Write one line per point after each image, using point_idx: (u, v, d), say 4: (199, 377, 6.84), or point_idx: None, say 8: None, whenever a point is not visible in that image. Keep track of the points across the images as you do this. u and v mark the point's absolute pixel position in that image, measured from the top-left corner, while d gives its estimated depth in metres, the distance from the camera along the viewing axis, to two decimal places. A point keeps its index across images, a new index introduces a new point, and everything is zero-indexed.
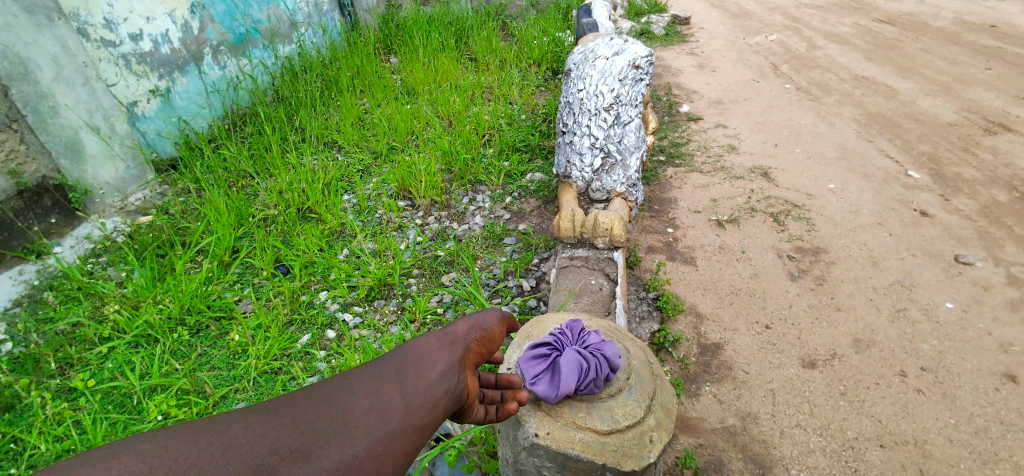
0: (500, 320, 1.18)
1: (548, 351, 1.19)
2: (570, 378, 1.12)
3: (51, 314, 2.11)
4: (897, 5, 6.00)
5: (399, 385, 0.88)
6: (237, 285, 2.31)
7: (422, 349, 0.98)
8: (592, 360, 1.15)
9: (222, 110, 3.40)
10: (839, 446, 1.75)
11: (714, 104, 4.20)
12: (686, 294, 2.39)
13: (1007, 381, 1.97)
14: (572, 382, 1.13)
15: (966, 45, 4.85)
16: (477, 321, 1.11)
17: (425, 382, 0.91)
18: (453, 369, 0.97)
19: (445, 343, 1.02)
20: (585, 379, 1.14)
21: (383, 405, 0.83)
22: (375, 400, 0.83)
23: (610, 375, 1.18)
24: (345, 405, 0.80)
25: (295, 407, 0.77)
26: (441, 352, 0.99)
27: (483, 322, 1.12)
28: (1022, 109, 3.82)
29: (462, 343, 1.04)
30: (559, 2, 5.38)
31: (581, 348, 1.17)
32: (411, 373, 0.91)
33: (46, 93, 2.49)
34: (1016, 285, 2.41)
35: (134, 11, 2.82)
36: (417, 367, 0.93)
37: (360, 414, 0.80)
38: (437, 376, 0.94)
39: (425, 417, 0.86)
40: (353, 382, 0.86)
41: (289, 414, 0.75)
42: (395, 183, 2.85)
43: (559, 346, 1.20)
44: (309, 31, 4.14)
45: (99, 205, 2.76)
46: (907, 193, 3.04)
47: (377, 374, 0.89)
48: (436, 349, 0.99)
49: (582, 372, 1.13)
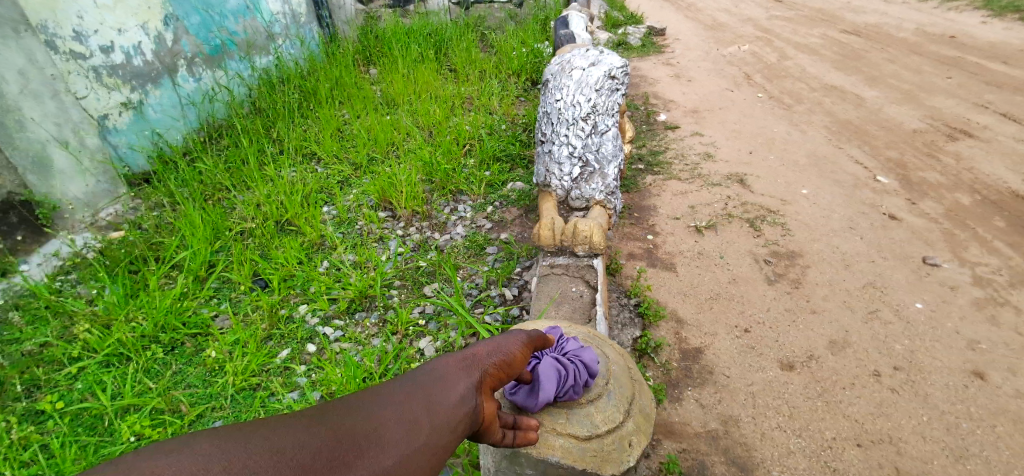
0: (523, 340, 1.08)
1: (527, 360, 1.17)
2: (553, 384, 1.11)
3: (17, 336, 2.02)
4: (862, 17, 6.25)
5: (427, 400, 0.81)
6: (213, 300, 2.26)
7: (446, 364, 0.89)
8: (572, 365, 1.16)
9: (197, 122, 3.34)
10: (818, 446, 1.79)
11: (691, 113, 4.30)
12: (667, 300, 2.43)
13: (976, 378, 2.05)
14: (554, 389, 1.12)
15: (928, 55, 5.08)
16: (500, 342, 1.02)
17: (450, 399, 0.83)
18: (475, 389, 0.88)
19: (468, 362, 0.92)
20: (565, 385, 1.14)
21: (411, 419, 0.76)
22: (401, 414, 0.76)
23: (587, 381, 1.20)
24: (374, 416, 0.73)
25: (328, 411, 0.70)
26: (464, 369, 0.90)
27: (506, 342, 1.03)
28: (981, 116, 4.00)
29: (484, 363, 0.94)
30: (538, 14, 5.46)
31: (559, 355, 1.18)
32: (437, 387, 0.84)
33: (13, 106, 2.39)
34: (981, 285, 2.51)
35: (105, 23, 2.78)
36: (442, 381, 0.85)
37: (388, 427, 0.73)
38: (461, 396, 0.85)
39: (447, 438, 0.79)
40: (382, 391, 0.78)
41: (321, 418, 0.68)
42: (376, 194, 2.84)
43: (538, 354, 1.18)
44: (287, 42, 4.12)
45: (68, 221, 2.67)
46: (876, 198, 3.16)
47: (405, 385, 0.81)
48: (462, 366, 0.91)
49: (563, 378, 1.14)
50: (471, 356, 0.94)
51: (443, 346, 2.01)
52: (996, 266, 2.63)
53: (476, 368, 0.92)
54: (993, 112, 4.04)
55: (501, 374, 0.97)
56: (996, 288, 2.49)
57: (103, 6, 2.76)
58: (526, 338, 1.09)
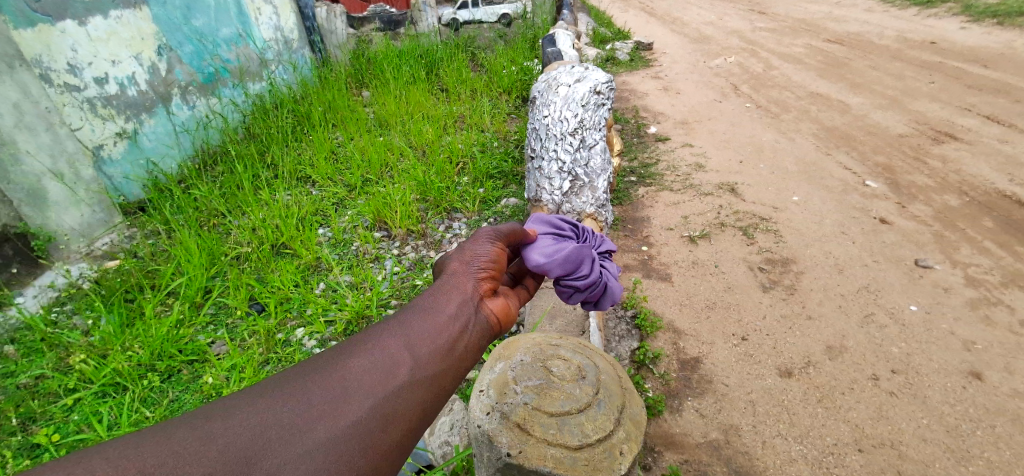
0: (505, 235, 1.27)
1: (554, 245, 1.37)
2: (571, 263, 1.37)
3: (11, 368, 2.01)
4: (844, 26, 6.40)
5: (408, 343, 0.95)
6: (210, 326, 2.26)
7: (447, 279, 1.13)
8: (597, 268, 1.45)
9: (191, 150, 3.38)
10: (820, 453, 1.79)
11: (680, 124, 4.37)
12: (664, 310, 2.44)
13: (973, 379, 2.06)
14: (568, 267, 1.35)
15: (909, 61, 5.20)
16: (482, 244, 1.19)
17: (432, 336, 0.99)
18: (470, 302, 1.10)
19: (461, 274, 1.14)
20: (579, 272, 1.40)
21: (394, 363, 0.91)
22: (385, 362, 0.91)
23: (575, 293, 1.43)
24: (359, 371, 0.88)
25: (322, 370, 0.86)
26: (459, 285, 1.12)
27: (487, 244, 1.19)
28: (964, 119, 4.08)
29: (476, 270, 1.15)
30: (527, 32, 5.56)
31: (590, 260, 1.45)
32: (419, 327, 0.99)
33: (7, 140, 2.39)
34: (973, 285, 2.54)
35: (99, 55, 2.83)
36: (417, 328, 0.99)
37: (372, 374, 0.88)
38: (440, 331, 1.01)
39: (434, 369, 0.95)
40: (369, 338, 0.94)
41: (316, 382, 0.84)
42: (370, 214, 2.85)
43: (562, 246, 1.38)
44: (280, 68, 4.21)
45: (63, 251, 2.66)
46: (866, 203, 3.20)
47: (389, 329, 0.97)
48: (449, 293, 1.09)
49: (583, 265, 1.41)
50: (464, 264, 1.16)
51: None
52: (987, 266, 2.66)
53: (469, 287, 1.13)
54: (976, 114, 4.13)
55: (495, 275, 1.19)
56: (988, 288, 2.52)
57: (97, 39, 2.81)
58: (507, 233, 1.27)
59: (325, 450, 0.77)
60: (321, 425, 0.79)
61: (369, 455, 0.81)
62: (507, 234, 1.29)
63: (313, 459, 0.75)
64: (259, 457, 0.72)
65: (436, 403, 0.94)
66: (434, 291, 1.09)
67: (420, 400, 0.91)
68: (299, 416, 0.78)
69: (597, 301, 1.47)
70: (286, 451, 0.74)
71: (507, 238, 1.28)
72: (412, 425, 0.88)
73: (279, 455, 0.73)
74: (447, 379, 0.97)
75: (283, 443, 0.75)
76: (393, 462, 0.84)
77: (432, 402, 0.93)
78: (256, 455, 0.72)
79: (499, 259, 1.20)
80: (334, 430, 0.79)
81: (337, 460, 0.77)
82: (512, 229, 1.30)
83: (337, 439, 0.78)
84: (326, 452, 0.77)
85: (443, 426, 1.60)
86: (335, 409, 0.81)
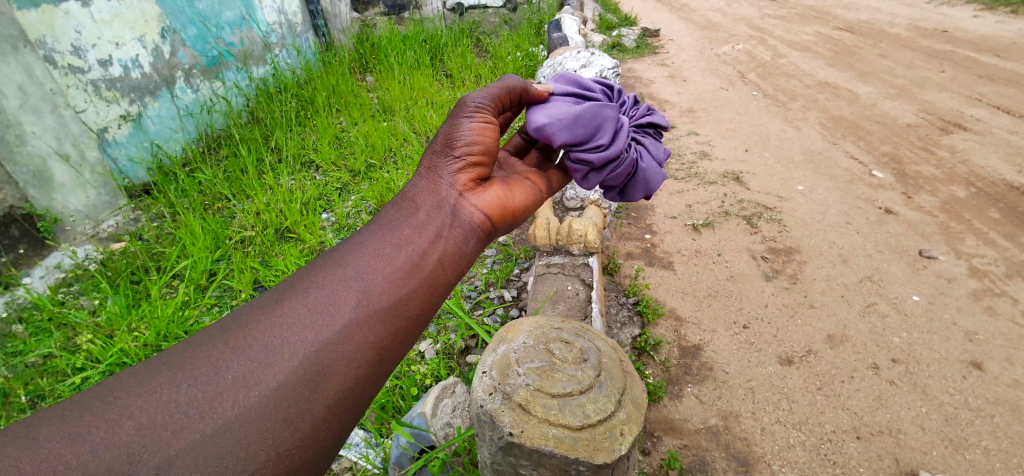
0: (491, 102, 1.15)
1: (562, 112, 1.24)
2: (583, 126, 1.22)
3: (21, 347, 2.04)
4: (854, 14, 6.30)
5: (353, 279, 0.83)
6: (215, 308, 2.27)
7: (422, 176, 1.06)
8: (622, 139, 1.28)
9: (196, 133, 3.39)
10: (818, 439, 1.81)
11: (686, 112, 4.33)
12: (666, 298, 2.44)
13: (974, 369, 2.06)
14: (578, 131, 1.22)
15: (920, 50, 5.12)
16: (460, 122, 1.10)
17: (384, 267, 0.86)
18: (442, 206, 1.01)
19: (437, 166, 1.06)
20: (597, 140, 1.24)
21: (335, 306, 0.79)
22: (330, 297, 0.80)
23: (588, 172, 1.27)
24: (299, 309, 0.78)
25: (244, 327, 0.75)
26: (430, 189, 1.03)
27: (466, 118, 1.11)
28: (974, 109, 4.03)
29: (452, 156, 1.06)
30: (532, 18, 5.49)
31: (613, 126, 1.28)
32: (368, 257, 0.87)
33: (12, 122, 2.40)
34: (978, 276, 2.53)
35: (103, 37, 2.81)
36: (371, 252, 0.88)
37: (306, 322, 0.76)
38: (397, 253, 0.89)
39: (391, 298, 0.84)
40: (308, 280, 0.82)
41: (236, 342, 0.73)
42: (374, 200, 2.83)
43: (571, 111, 1.23)
44: (284, 52, 4.19)
45: (69, 233, 2.69)
46: (872, 192, 3.18)
47: (331, 265, 0.84)
48: (412, 210, 0.98)
49: (603, 133, 1.25)
50: (441, 152, 1.07)
51: (443, 348, 2.00)
52: (992, 257, 2.64)
53: (442, 186, 1.04)
54: (986, 105, 4.07)
55: (479, 159, 1.10)
56: (992, 279, 2.51)
57: (101, 21, 2.79)
58: (492, 99, 1.15)
59: (243, 421, 0.67)
60: (239, 394, 0.68)
61: (304, 420, 0.70)
62: (496, 100, 1.17)
63: (228, 435, 0.65)
64: (155, 446, 0.62)
65: (395, 344, 0.83)
66: (396, 208, 0.98)
67: (378, 336, 0.80)
68: (210, 388, 0.68)
69: (616, 181, 1.31)
70: (192, 432, 0.64)
71: (497, 105, 1.18)
72: (361, 374, 0.77)
73: (182, 439, 0.63)
74: (405, 317, 0.85)
75: (188, 425, 0.64)
76: (340, 421, 0.75)
77: (389, 344, 0.82)
78: (179, 425, 0.64)
79: (482, 135, 1.11)
80: (255, 395, 0.69)
81: (261, 429, 0.67)
82: (501, 89, 1.18)
83: (260, 405, 0.68)
84: (246, 425, 0.67)
85: (444, 409, 1.60)
86: (258, 373, 0.70)
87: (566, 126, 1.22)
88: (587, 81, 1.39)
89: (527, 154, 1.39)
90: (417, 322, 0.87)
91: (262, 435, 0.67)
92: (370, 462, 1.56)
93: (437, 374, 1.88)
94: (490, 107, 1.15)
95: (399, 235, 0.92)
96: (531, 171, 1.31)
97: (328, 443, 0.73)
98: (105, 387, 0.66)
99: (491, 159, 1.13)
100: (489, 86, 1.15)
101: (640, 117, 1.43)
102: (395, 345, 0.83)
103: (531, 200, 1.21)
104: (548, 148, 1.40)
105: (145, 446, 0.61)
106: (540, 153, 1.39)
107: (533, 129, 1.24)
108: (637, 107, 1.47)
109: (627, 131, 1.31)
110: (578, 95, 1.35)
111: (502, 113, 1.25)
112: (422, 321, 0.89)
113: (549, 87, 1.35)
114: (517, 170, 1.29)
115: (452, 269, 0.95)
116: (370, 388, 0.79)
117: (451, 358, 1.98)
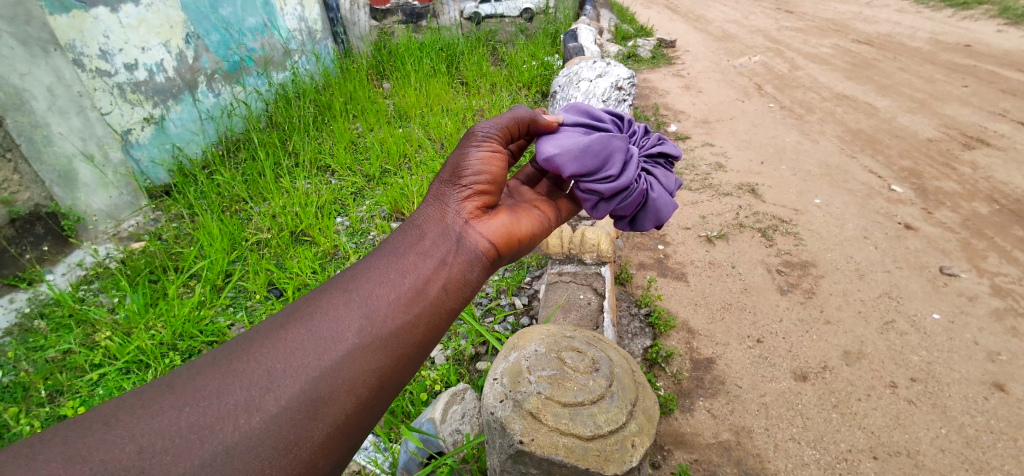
0: (500, 131, 1.16)
1: (575, 142, 1.24)
2: (592, 156, 1.22)
3: (41, 342, 2.09)
4: (874, 27, 6.23)
5: (358, 304, 0.84)
6: (229, 308, 2.30)
7: (429, 204, 1.07)
8: (632, 170, 1.28)
9: (215, 136, 3.46)
10: (833, 458, 1.77)
11: (701, 123, 4.30)
12: (678, 310, 2.41)
13: (996, 390, 2.01)
14: (588, 162, 1.22)
15: (941, 64, 5.05)
16: (469, 151, 1.11)
17: (388, 293, 0.87)
18: (448, 232, 1.02)
19: (444, 194, 1.07)
20: (607, 170, 1.24)
21: (338, 332, 0.80)
22: (334, 323, 0.81)
23: (598, 201, 1.27)
24: (302, 335, 0.79)
25: (248, 351, 0.76)
26: (437, 216, 1.04)
27: (474, 147, 1.12)
28: (998, 124, 3.95)
29: (459, 185, 1.07)
30: (548, 27, 5.53)
31: (623, 156, 1.28)
32: (373, 283, 0.88)
33: (40, 122, 2.47)
34: (1000, 295, 2.47)
35: (129, 42, 2.89)
36: (375, 280, 0.88)
37: (309, 348, 0.77)
38: (401, 280, 0.90)
39: (394, 325, 0.84)
40: (314, 305, 0.83)
41: (239, 365, 0.74)
42: (388, 205, 2.86)
43: (583, 142, 1.24)
44: (303, 58, 4.27)
45: (91, 232, 2.75)
46: (891, 207, 3.12)
47: (337, 291, 0.86)
48: (418, 237, 0.99)
49: (613, 163, 1.26)
50: (448, 180, 1.08)
51: (453, 355, 2.00)
52: (1015, 276, 2.58)
53: (449, 213, 1.04)
54: (1010, 120, 3.99)
55: (487, 187, 1.10)
56: (1015, 299, 2.45)
57: (128, 26, 2.87)
58: (502, 128, 1.16)
59: (241, 448, 0.67)
60: (240, 419, 0.69)
61: (301, 448, 0.70)
62: (506, 129, 1.18)
63: (226, 462, 0.66)
64: (151, 471, 0.62)
65: (397, 370, 0.83)
66: (402, 234, 1.00)
67: (379, 363, 0.81)
68: (210, 413, 0.68)
69: (625, 211, 1.31)
70: (191, 457, 0.64)
71: (506, 134, 1.19)
72: (362, 401, 0.78)
73: (180, 464, 0.64)
74: (408, 343, 0.85)
75: (187, 449, 0.65)
76: (338, 449, 0.75)
77: (391, 370, 0.82)
78: (176, 450, 0.64)
79: (489, 164, 1.11)
80: (254, 421, 0.69)
81: (259, 457, 0.68)
82: (511, 119, 1.19)
83: (259, 432, 0.69)
84: (245, 451, 0.67)
85: (454, 415, 1.58)
86: (259, 397, 0.71)
87: (574, 157, 1.22)
88: (597, 112, 1.40)
89: (538, 184, 1.40)
90: (419, 349, 0.87)
91: (259, 463, 0.67)
92: (378, 467, 1.57)
93: (447, 380, 1.88)
94: (499, 136, 1.16)
95: (405, 261, 0.93)
96: (541, 199, 1.32)
97: (327, 471, 0.73)
98: (109, 409, 0.67)
99: (499, 187, 1.13)
100: (498, 116, 1.16)
101: (650, 147, 1.42)
102: (397, 373, 0.83)
103: (538, 229, 1.20)
104: (559, 177, 1.40)
105: (144, 470, 0.62)
106: (550, 183, 1.39)
107: (542, 159, 1.24)
108: (648, 137, 1.47)
109: (636, 162, 1.31)
110: (588, 126, 1.36)
111: (512, 142, 1.26)
112: (425, 348, 0.89)
113: (560, 117, 1.36)
114: (526, 200, 1.29)
115: (457, 296, 0.96)
116: (370, 415, 0.79)
117: (461, 365, 1.98)
